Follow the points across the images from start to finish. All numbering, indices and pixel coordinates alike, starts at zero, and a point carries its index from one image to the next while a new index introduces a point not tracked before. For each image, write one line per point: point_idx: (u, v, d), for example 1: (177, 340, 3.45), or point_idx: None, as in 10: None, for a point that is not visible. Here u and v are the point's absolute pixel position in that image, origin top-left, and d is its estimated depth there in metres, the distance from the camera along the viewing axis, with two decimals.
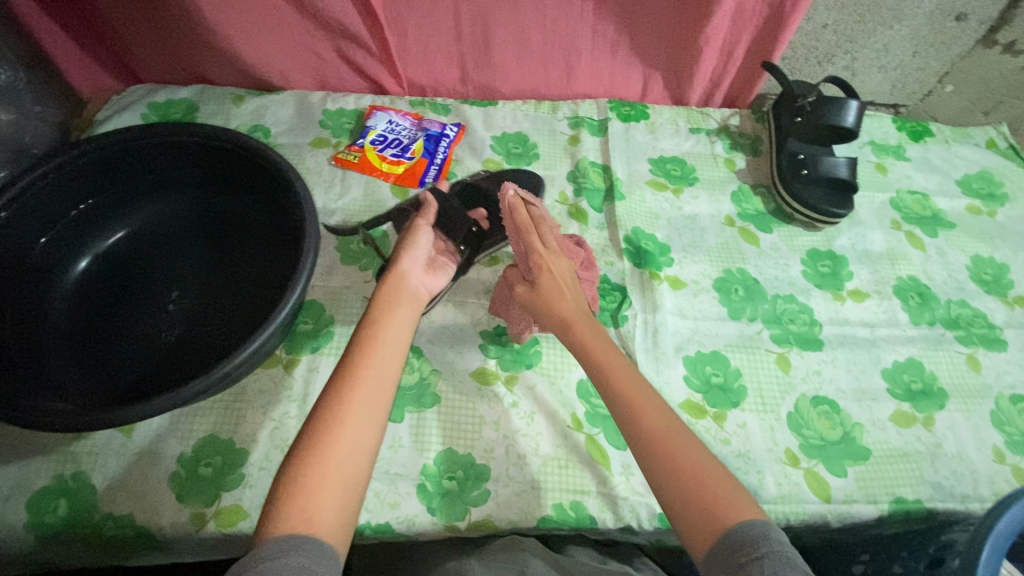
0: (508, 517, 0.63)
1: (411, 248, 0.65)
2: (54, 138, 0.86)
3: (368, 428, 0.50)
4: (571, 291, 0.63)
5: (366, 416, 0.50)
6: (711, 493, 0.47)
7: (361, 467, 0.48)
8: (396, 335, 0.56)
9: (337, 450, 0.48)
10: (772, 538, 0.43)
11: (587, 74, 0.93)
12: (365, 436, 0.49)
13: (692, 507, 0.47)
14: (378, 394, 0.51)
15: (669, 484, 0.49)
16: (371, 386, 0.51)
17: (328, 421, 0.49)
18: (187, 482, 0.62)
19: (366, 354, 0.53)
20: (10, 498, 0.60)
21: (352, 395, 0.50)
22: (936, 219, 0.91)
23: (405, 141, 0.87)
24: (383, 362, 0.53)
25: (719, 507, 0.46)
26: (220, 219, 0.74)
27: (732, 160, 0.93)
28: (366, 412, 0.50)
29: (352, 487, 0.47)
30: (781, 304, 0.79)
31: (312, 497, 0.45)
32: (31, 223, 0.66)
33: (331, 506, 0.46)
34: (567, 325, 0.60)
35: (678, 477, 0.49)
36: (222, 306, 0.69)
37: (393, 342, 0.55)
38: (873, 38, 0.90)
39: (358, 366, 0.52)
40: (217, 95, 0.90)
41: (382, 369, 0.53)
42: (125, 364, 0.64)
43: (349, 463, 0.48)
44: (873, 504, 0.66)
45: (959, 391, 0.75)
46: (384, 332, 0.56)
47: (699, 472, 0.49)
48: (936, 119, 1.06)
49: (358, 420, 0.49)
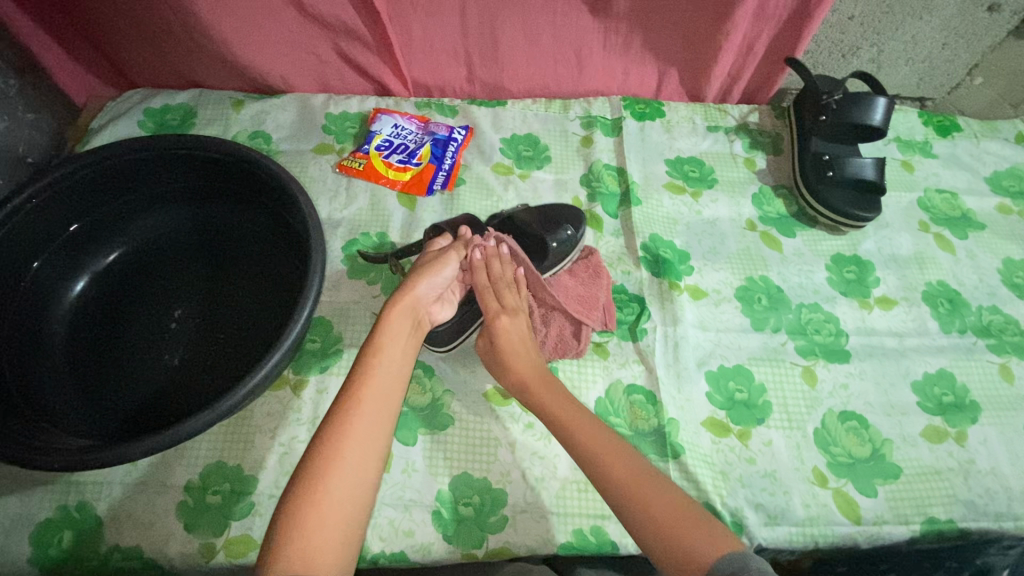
0: (527, 543, 0.60)
1: (431, 274, 0.61)
2: (48, 147, 0.83)
3: (369, 461, 0.47)
4: (527, 348, 0.62)
5: (367, 447, 0.48)
6: (685, 525, 0.45)
7: (360, 504, 0.46)
8: (396, 366, 0.54)
9: (337, 483, 0.45)
10: (751, 569, 0.40)
11: (599, 71, 0.89)
12: (366, 470, 0.47)
13: (665, 538, 0.44)
14: (379, 426, 0.49)
15: (643, 517, 0.46)
16: (372, 417, 0.50)
17: (328, 454, 0.46)
18: (195, 511, 0.60)
19: (367, 383, 0.51)
20: (13, 531, 0.58)
21: (352, 426, 0.48)
22: (965, 219, 0.87)
23: (412, 146, 0.84)
24: (385, 392, 0.52)
25: (690, 538, 0.44)
26: (220, 233, 0.72)
27: (752, 160, 0.90)
28: (365, 444, 0.48)
29: (352, 525, 0.45)
30: (806, 314, 0.76)
31: (311, 535, 0.42)
32: (23, 246, 0.63)
33: (331, 545, 0.43)
34: (519, 382, 0.61)
35: (653, 510, 0.46)
36: (225, 325, 0.66)
37: (394, 371, 0.54)
38: (901, 30, 0.85)
39: (358, 396, 0.50)
40: (215, 100, 0.86)
41: (383, 400, 0.51)
42: (128, 390, 0.62)
43: (349, 498, 0.45)
44: (905, 525, 0.64)
45: (992, 403, 0.72)
46: (383, 361, 0.54)
47: (674, 505, 0.46)
48: (963, 111, 1.01)
49: (358, 452, 0.47)
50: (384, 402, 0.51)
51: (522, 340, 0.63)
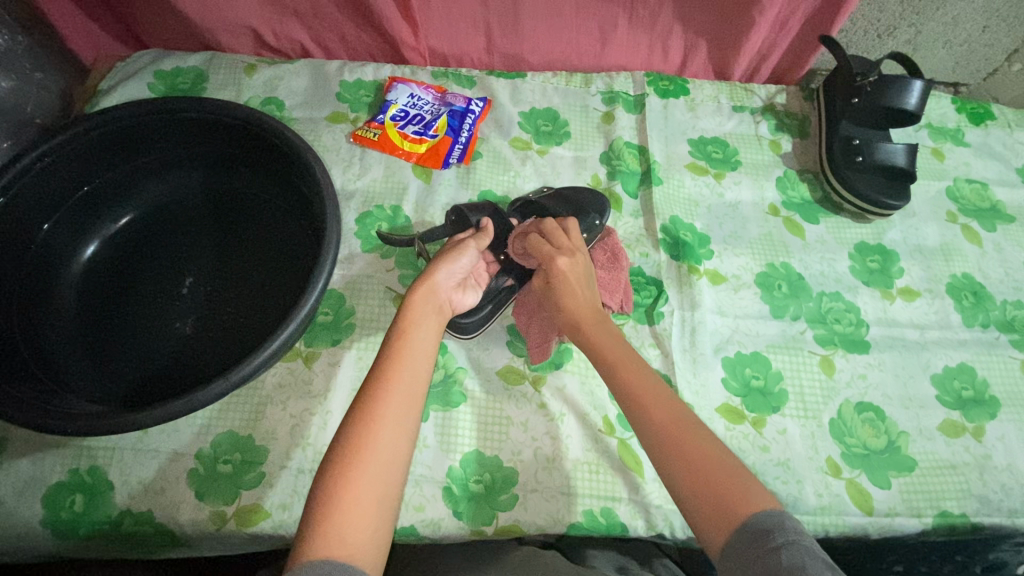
0: (537, 522, 0.60)
1: (450, 261, 0.61)
2: (56, 107, 0.81)
3: (400, 443, 0.47)
4: (584, 289, 0.61)
5: (397, 429, 0.47)
6: (729, 488, 0.43)
7: (392, 486, 0.45)
8: (423, 352, 0.53)
9: (368, 464, 0.44)
10: (787, 528, 0.39)
11: (624, 45, 0.85)
12: (398, 452, 0.46)
13: (706, 499, 0.43)
14: (409, 409, 0.49)
15: (683, 480, 0.45)
16: (401, 399, 0.49)
17: (358, 437, 0.46)
18: (207, 479, 0.60)
19: (395, 366, 0.51)
20: (26, 493, 0.58)
21: (381, 408, 0.48)
22: (994, 211, 0.85)
23: (428, 117, 0.82)
24: (412, 373, 0.51)
25: (732, 499, 0.43)
26: (232, 201, 0.70)
27: (778, 142, 0.87)
28: (396, 426, 0.47)
29: (385, 506, 0.44)
30: (826, 303, 0.75)
31: (345, 517, 0.42)
32: (33, 207, 0.62)
33: (366, 525, 0.42)
34: (576, 327, 0.59)
35: (696, 475, 0.45)
36: (237, 295, 0.65)
37: (421, 354, 0.53)
38: (942, 10, 0.81)
39: (387, 378, 0.50)
40: (227, 63, 0.84)
41: (412, 382, 0.50)
42: (139, 357, 0.62)
43: (381, 480, 0.44)
44: (918, 518, 0.64)
45: (1011, 399, 0.71)
46: (410, 344, 0.53)
47: (722, 468, 0.45)
48: (997, 99, 0.98)
49: (389, 434, 0.46)
50: (414, 384, 0.50)
51: (576, 280, 0.61)
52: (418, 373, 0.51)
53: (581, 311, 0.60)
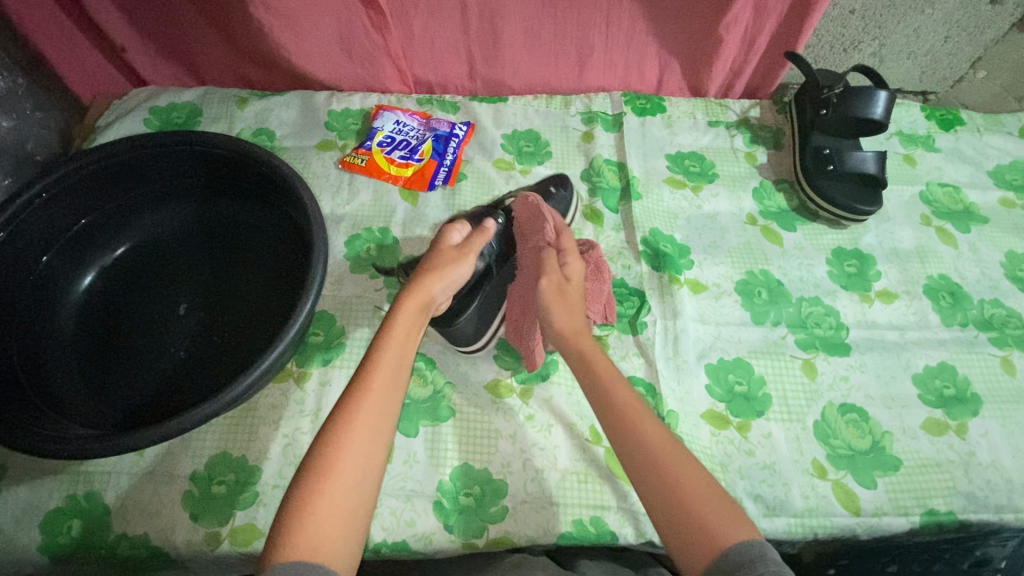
0: (527, 533, 0.61)
1: (449, 267, 0.62)
2: (56, 145, 0.84)
3: (373, 452, 0.48)
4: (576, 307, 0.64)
5: (371, 439, 0.48)
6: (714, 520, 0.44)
7: (365, 494, 0.46)
8: (401, 362, 0.54)
9: (342, 472, 0.46)
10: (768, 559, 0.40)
11: (601, 67, 0.89)
12: (371, 461, 0.48)
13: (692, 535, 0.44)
14: (384, 418, 0.50)
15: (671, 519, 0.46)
16: (376, 410, 0.50)
17: (333, 444, 0.47)
18: (201, 500, 0.61)
19: (371, 376, 0.52)
20: (23, 519, 0.59)
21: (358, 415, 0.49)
22: (968, 213, 0.87)
23: (414, 142, 0.85)
24: (389, 383, 0.52)
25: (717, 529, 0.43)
26: (225, 228, 0.73)
27: (753, 154, 0.90)
28: (371, 434, 0.49)
29: (357, 513, 0.45)
30: (806, 307, 0.77)
31: (317, 523, 0.43)
32: (32, 240, 0.65)
33: (338, 531, 0.43)
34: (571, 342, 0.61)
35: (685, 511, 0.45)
36: (230, 319, 0.67)
37: (401, 363, 0.54)
38: (903, 23, 0.85)
39: (366, 384, 0.51)
40: (219, 97, 0.87)
41: (388, 393, 0.52)
42: (134, 383, 0.63)
43: (353, 487, 0.46)
44: (905, 517, 0.64)
45: (994, 396, 0.72)
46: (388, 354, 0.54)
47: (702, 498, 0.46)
48: (966, 105, 1.01)
49: (363, 442, 0.48)
50: (390, 393, 0.52)
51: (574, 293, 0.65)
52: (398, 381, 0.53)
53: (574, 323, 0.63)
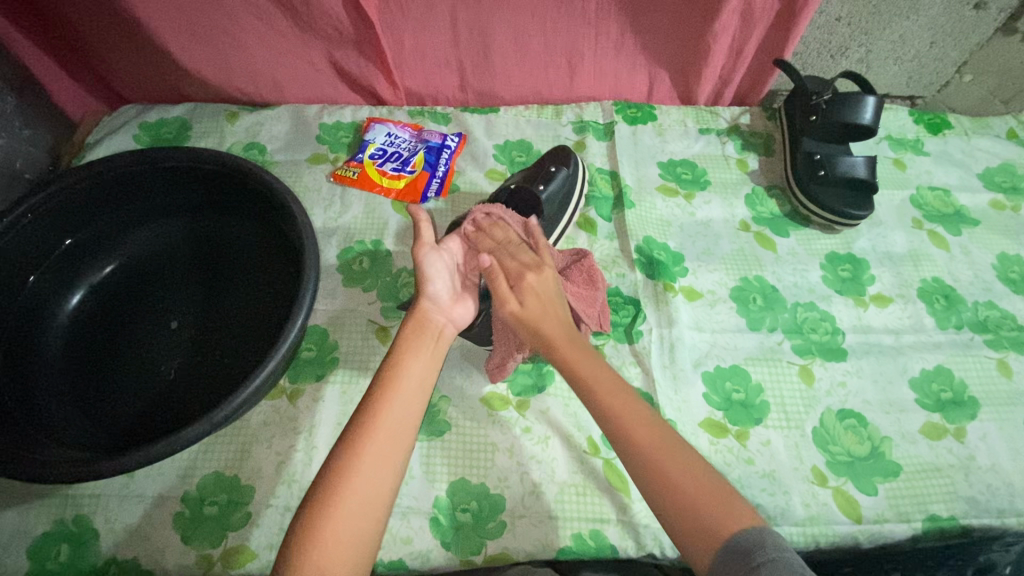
0: (526, 549, 0.60)
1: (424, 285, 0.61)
2: (45, 163, 0.84)
3: (384, 481, 0.47)
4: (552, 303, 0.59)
5: (381, 468, 0.47)
6: (703, 498, 0.44)
7: (371, 523, 0.45)
8: (413, 384, 0.53)
9: (349, 504, 0.45)
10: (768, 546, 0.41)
11: (591, 76, 0.89)
12: (381, 491, 0.46)
13: (690, 518, 0.44)
14: (396, 445, 0.49)
15: (667, 504, 0.45)
16: (386, 435, 0.49)
17: (340, 473, 0.46)
18: (193, 522, 0.59)
19: (384, 401, 0.51)
20: (11, 544, 0.58)
21: (367, 441, 0.48)
22: (959, 216, 0.87)
23: (405, 154, 0.85)
24: (404, 403, 0.51)
25: (710, 515, 0.43)
26: (214, 243, 0.72)
27: (745, 161, 0.90)
28: (380, 460, 0.47)
29: (363, 546, 0.44)
30: (801, 313, 0.76)
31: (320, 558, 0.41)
32: (18, 261, 0.64)
33: (340, 562, 0.42)
34: (550, 345, 0.56)
35: (681, 493, 0.45)
36: (221, 336, 0.66)
37: (416, 386, 0.53)
38: (889, 29, 0.85)
39: (377, 408, 0.50)
40: (210, 112, 0.87)
41: (402, 418, 0.50)
42: (123, 403, 0.62)
43: (361, 518, 0.44)
44: (907, 523, 0.63)
45: (991, 399, 0.72)
46: (400, 377, 0.53)
47: (692, 482, 0.45)
48: (954, 109, 1.01)
49: (372, 471, 0.46)
50: (402, 421, 0.50)
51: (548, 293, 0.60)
52: (410, 403, 0.51)
53: (548, 330, 0.57)
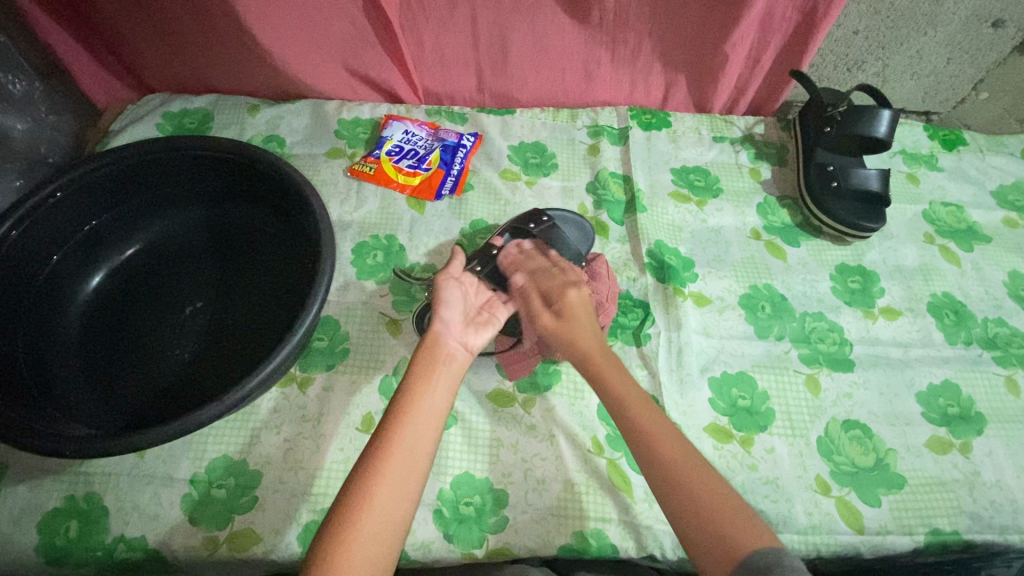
0: (527, 545, 0.61)
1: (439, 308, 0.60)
2: (69, 147, 0.86)
3: (399, 505, 0.46)
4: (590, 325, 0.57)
5: (397, 487, 0.46)
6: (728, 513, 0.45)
7: (390, 542, 0.45)
8: (428, 411, 0.51)
9: (367, 525, 0.44)
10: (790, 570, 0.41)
11: (606, 81, 0.90)
12: (394, 515, 0.45)
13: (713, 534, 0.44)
14: (411, 471, 0.47)
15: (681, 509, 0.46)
16: (408, 452, 0.48)
17: (356, 500, 0.45)
18: (201, 504, 0.60)
19: (401, 428, 0.49)
20: (22, 519, 0.59)
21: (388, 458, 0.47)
22: (971, 232, 0.87)
23: (421, 152, 0.86)
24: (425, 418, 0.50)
25: (728, 528, 0.44)
26: (233, 232, 0.73)
27: (757, 170, 0.90)
28: (400, 478, 0.47)
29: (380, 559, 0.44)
30: (810, 323, 0.77)
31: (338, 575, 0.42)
32: (43, 241, 0.66)
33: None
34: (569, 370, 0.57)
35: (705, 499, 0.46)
36: (236, 322, 0.68)
37: (437, 401, 0.52)
38: (906, 44, 0.86)
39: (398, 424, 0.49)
40: (232, 104, 0.89)
41: (420, 437, 0.49)
42: (136, 384, 0.64)
43: (378, 536, 0.44)
44: (909, 536, 0.63)
45: (998, 415, 0.72)
46: (416, 404, 0.51)
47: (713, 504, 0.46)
48: (969, 125, 1.01)
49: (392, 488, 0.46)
50: (422, 438, 0.49)
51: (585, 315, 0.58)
52: (432, 418, 0.50)
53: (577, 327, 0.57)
